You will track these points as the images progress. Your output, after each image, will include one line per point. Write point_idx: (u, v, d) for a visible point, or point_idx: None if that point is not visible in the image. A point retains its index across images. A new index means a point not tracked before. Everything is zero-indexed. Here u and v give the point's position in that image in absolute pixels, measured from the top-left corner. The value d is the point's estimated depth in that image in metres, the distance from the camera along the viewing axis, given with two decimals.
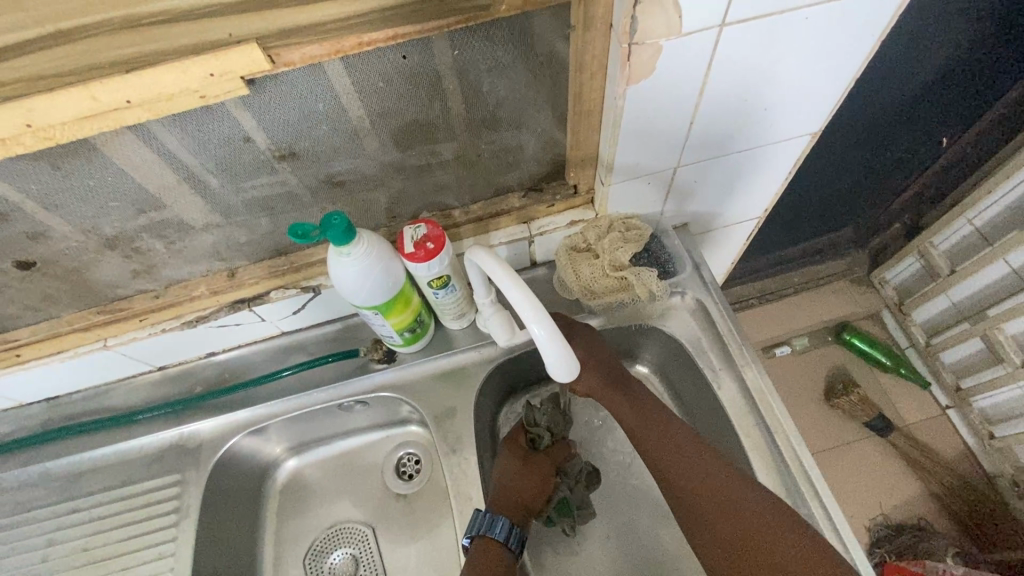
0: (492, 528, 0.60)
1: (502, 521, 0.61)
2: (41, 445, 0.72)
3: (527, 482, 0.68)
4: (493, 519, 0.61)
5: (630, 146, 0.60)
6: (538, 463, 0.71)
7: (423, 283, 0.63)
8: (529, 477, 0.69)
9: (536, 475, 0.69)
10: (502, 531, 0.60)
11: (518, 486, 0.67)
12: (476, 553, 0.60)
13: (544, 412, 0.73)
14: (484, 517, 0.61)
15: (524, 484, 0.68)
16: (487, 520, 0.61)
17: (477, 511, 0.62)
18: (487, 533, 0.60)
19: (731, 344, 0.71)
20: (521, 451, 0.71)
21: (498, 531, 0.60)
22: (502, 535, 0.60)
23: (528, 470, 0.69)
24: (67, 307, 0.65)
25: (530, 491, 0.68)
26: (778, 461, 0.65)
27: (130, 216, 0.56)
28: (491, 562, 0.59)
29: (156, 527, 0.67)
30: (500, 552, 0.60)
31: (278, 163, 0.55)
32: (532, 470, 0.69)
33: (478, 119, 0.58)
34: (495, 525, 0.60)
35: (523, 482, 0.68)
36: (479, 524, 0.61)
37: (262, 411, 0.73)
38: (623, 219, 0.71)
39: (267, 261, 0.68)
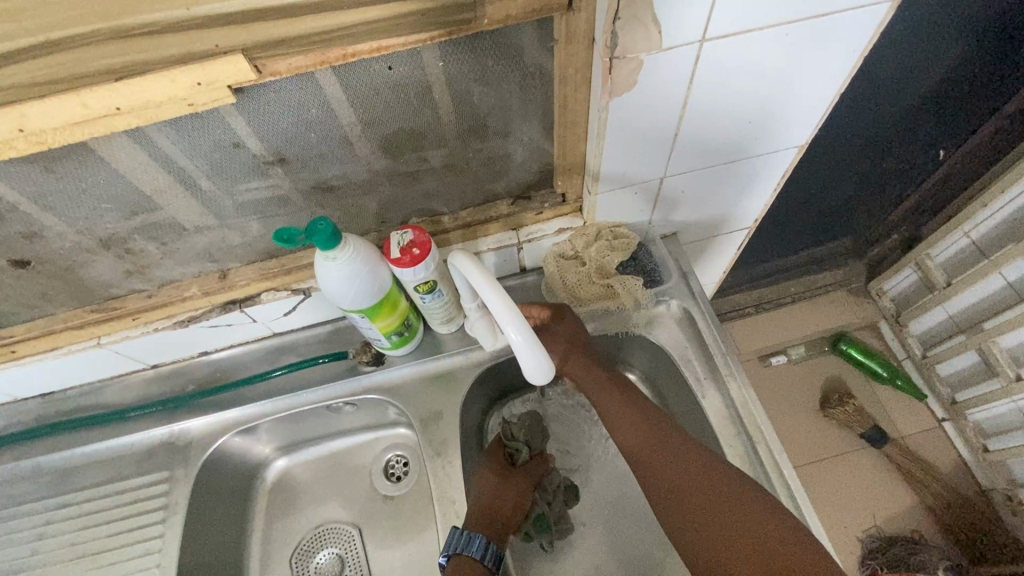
0: (469, 546, 0.62)
1: (479, 539, 0.62)
2: (35, 440, 0.73)
3: (504, 497, 0.69)
4: (471, 537, 0.62)
5: (614, 157, 0.61)
6: (516, 478, 0.72)
7: (409, 288, 0.64)
8: (506, 491, 0.69)
9: (512, 489, 0.70)
10: (479, 549, 0.62)
11: (494, 501, 0.68)
12: (452, 571, 0.61)
13: (521, 426, 0.74)
14: (461, 535, 0.62)
15: (501, 499, 0.68)
16: (464, 538, 0.62)
17: (454, 529, 0.64)
18: (464, 551, 0.61)
19: (716, 353, 0.72)
20: (500, 465, 0.72)
21: (475, 548, 0.62)
22: (479, 552, 0.62)
23: (505, 484, 0.70)
24: (62, 305, 0.66)
25: (507, 504, 0.69)
26: (759, 471, 0.65)
27: (123, 217, 0.57)
28: None
29: (145, 523, 0.68)
30: (475, 569, 0.61)
31: (268, 168, 0.57)
32: (508, 484, 0.70)
33: (465, 127, 0.59)
34: (472, 542, 0.62)
35: (499, 497, 0.68)
36: (457, 541, 0.62)
37: (252, 411, 0.74)
38: (611, 229, 0.73)
39: (258, 263, 0.69)
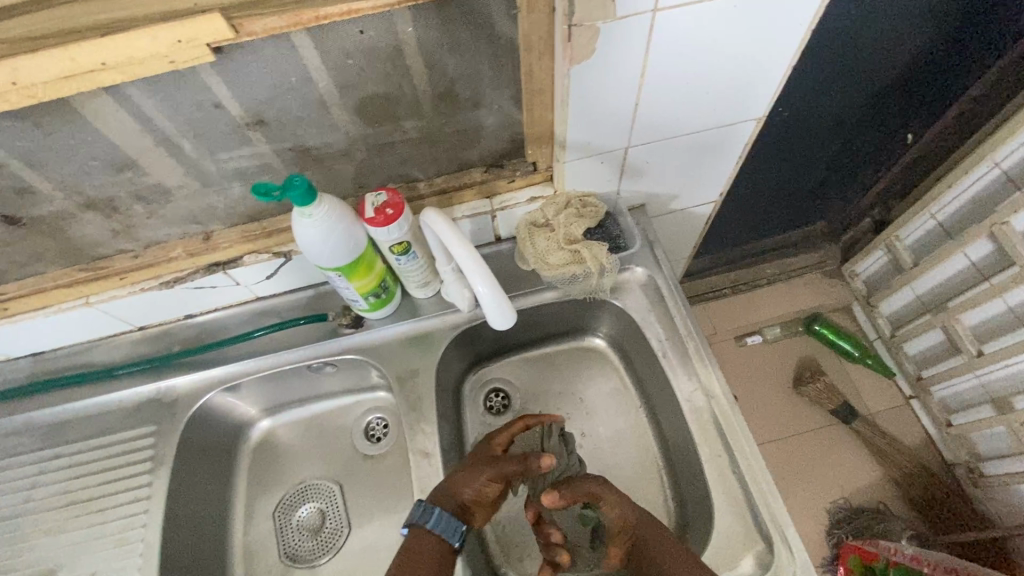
0: (428, 519, 0.60)
1: (442, 518, 0.60)
2: (28, 396, 0.76)
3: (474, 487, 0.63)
4: (429, 510, 0.60)
5: (579, 125, 0.65)
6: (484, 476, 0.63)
7: (385, 248, 0.67)
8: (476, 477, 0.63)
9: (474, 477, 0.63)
10: (439, 526, 0.60)
11: (462, 484, 0.63)
12: (410, 543, 0.60)
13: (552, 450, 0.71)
14: (421, 507, 0.61)
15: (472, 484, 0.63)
16: (426, 510, 0.60)
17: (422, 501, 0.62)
18: (420, 523, 0.60)
19: (677, 317, 0.76)
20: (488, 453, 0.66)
21: (432, 524, 0.60)
22: (437, 528, 0.60)
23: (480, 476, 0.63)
24: (53, 263, 0.69)
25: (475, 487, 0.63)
26: (713, 424, 0.69)
27: (110, 175, 0.60)
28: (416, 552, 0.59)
29: (133, 473, 0.71)
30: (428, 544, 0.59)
31: (249, 131, 0.60)
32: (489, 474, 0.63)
33: (437, 94, 0.62)
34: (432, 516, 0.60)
35: (471, 482, 0.63)
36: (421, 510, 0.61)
37: (236, 369, 0.77)
38: (580, 198, 0.76)
39: (241, 225, 0.72)
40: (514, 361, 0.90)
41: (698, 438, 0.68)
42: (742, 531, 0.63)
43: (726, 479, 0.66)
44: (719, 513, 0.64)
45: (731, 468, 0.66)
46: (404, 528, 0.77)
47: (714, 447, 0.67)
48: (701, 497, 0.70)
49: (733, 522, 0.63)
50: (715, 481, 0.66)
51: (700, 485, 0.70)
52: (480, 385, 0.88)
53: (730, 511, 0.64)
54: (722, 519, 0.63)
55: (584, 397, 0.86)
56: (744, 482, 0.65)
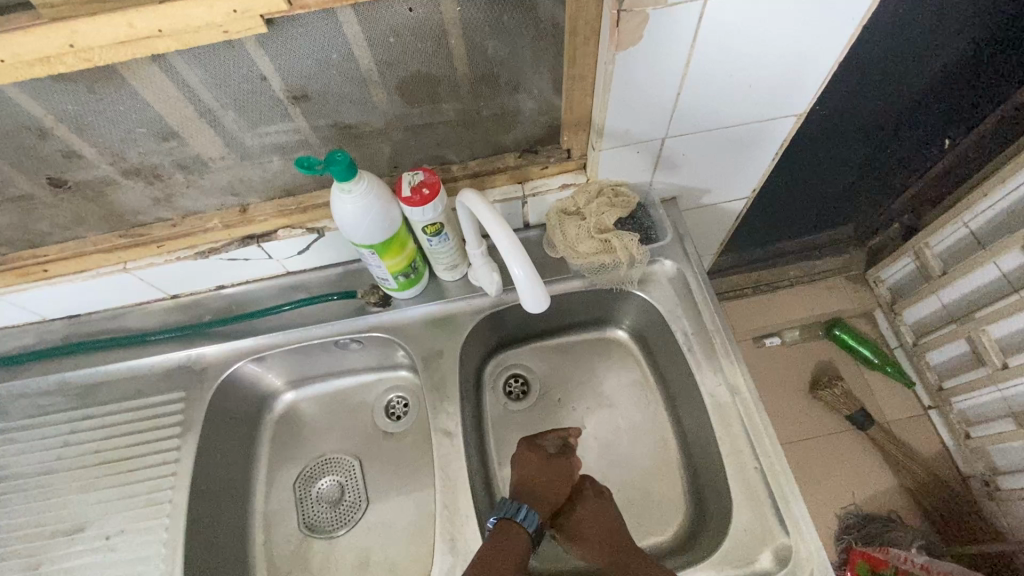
0: (523, 515, 0.63)
1: (535, 517, 0.64)
2: (63, 356, 0.78)
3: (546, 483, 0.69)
4: (522, 507, 0.64)
5: (619, 114, 0.64)
6: (554, 480, 0.70)
7: (418, 229, 0.67)
8: (549, 479, 0.70)
9: (545, 480, 0.70)
10: (529, 521, 0.63)
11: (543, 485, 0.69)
12: (499, 535, 0.62)
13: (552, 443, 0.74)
14: (510, 503, 0.65)
15: (547, 487, 0.69)
16: (518, 507, 0.64)
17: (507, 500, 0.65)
18: (512, 517, 0.63)
19: (705, 312, 0.75)
20: (542, 453, 0.72)
21: (523, 518, 0.63)
22: (528, 524, 0.63)
23: (553, 478, 0.70)
24: (94, 228, 0.71)
25: (548, 488, 0.69)
26: (737, 420, 0.69)
27: (154, 143, 0.61)
28: (511, 544, 0.61)
29: (162, 436, 0.73)
30: (517, 537, 0.62)
31: (292, 105, 0.60)
32: (557, 474, 0.70)
33: (478, 75, 0.62)
34: (523, 512, 0.64)
35: (545, 484, 0.69)
36: (509, 507, 0.65)
37: (264, 342, 0.79)
38: (612, 187, 0.75)
39: (277, 199, 0.72)
40: (535, 348, 0.91)
41: (721, 433, 0.68)
42: (761, 527, 0.62)
43: (747, 475, 0.65)
44: (737, 507, 0.64)
45: (752, 463, 0.66)
46: (422, 506, 0.79)
47: (736, 443, 0.67)
48: (719, 492, 0.70)
49: (752, 517, 0.63)
50: (736, 477, 0.66)
51: (719, 480, 0.70)
52: (501, 370, 0.89)
53: (750, 506, 0.64)
54: (741, 514, 0.63)
55: (604, 389, 0.87)
56: (765, 478, 0.65)
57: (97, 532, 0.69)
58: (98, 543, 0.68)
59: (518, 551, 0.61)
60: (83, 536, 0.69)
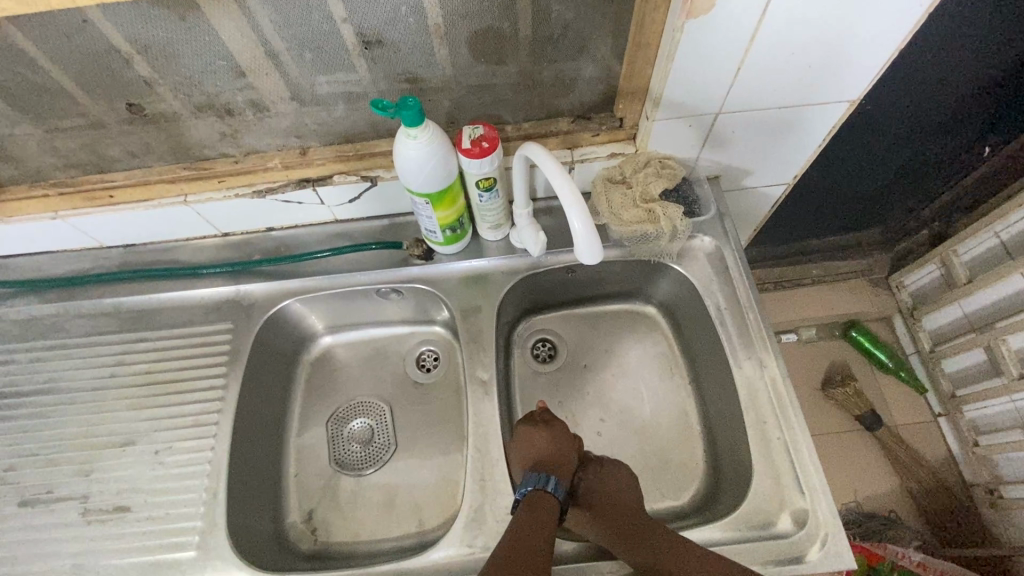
0: (552, 486, 0.66)
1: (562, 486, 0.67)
2: (118, 281, 0.81)
3: (560, 452, 0.71)
4: (549, 478, 0.67)
5: (678, 85, 0.65)
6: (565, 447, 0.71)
7: (471, 183, 0.69)
8: (559, 447, 0.71)
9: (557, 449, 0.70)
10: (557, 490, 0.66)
11: (557, 454, 0.70)
12: (530, 506, 0.64)
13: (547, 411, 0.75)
14: (538, 475, 0.67)
15: (561, 455, 0.70)
16: (546, 479, 0.66)
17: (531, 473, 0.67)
18: (542, 488, 0.66)
19: (739, 288, 0.77)
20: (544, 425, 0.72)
21: (553, 488, 0.66)
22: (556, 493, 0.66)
23: (564, 445, 0.71)
24: (161, 158, 0.74)
25: (560, 457, 0.70)
26: (763, 394, 0.71)
27: (231, 77, 0.63)
28: (542, 513, 0.64)
29: (211, 363, 0.76)
30: (550, 506, 0.65)
31: (365, 50, 0.62)
32: (563, 442, 0.72)
33: (545, 35, 0.63)
34: (552, 483, 0.66)
35: (557, 453, 0.70)
36: (538, 478, 0.67)
37: (311, 284, 0.82)
38: (660, 159, 0.77)
39: (335, 145, 0.75)
40: (565, 315, 0.93)
41: (746, 405, 0.70)
42: (778, 493, 0.65)
43: (769, 445, 0.68)
44: (757, 473, 0.66)
45: (775, 434, 0.68)
46: (448, 452, 0.82)
47: (761, 415, 0.70)
48: (738, 462, 0.73)
49: (770, 483, 0.66)
50: (758, 446, 0.68)
51: (739, 450, 0.73)
52: (531, 332, 0.92)
53: (769, 473, 0.66)
54: (761, 479, 0.66)
55: (630, 359, 0.89)
56: (786, 449, 0.67)
57: (147, 447, 0.72)
58: (147, 457, 0.71)
59: (548, 518, 0.64)
60: (133, 449, 0.72)
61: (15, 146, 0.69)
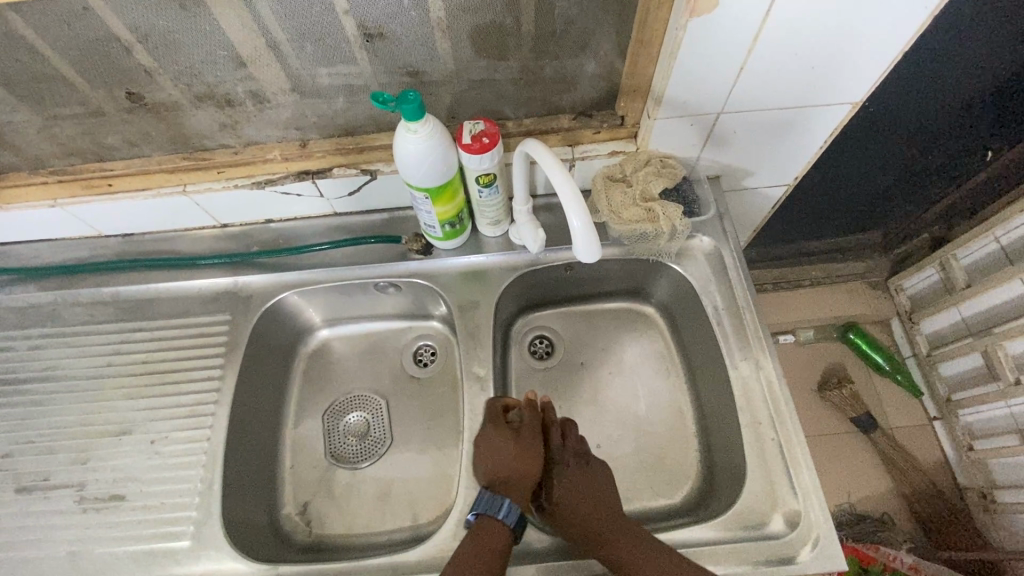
0: (504, 511, 0.64)
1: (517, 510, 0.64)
2: (116, 270, 0.81)
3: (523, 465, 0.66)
4: (501, 503, 0.64)
5: (680, 83, 0.65)
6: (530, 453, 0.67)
7: (471, 178, 0.69)
8: (522, 460, 0.66)
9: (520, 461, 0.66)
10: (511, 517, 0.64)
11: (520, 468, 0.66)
12: (480, 532, 0.63)
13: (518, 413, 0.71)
14: (490, 500, 0.64)
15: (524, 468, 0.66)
16: (498, 504, 0.64)
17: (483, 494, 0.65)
18: (494, 514, 0.63)
19: (737, 289, 0.77)
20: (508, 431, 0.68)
21: (504, 513, 0.64)
22: (509, 518, 0.63)
23: (529, 456, 0.66)
24: (160, 148, 0.73)
25: (526, 471, 0.66)
26: (758, 395, 0.71)
27: (231, 68, 0.63)
28: (495, 541, 0.62)
29: (207, 354, 0.76)
30: (503, 532, 0.63)
31: (366, 43, 0.62)
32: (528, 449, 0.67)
33: (548, 31, 0.63)
34: (505, 508, 0.64)
35: (518, 468, 0.66)
36: (489, 503, 0.64)
37: (309, 277, 0.82)
38: (660, 158, 0.76)
39: (335, 137, 0.74)
40: (562, 312, 0.93)
41: (742, 405, 0.70)
42: (771, 493, 0.65)
43: (763, 445, 0.68)
44: (751, 473, 0.66)
45: (770, 435, 0.68)
46: (444, 446, 0.82)
47: (756, 415, 0.70)
48: (732, 462, 0.73)
49: (764, 483, 0.66)
50: (752, 447, 0.68)
51: (733, 450, 0.73)
52: (528, 329, 0.92)
53: (762, 473, 0.66)
54: (754, 479, 0.66)
55: (627, 357, 0.89)
56: (781, 449, 0.67)
57: (143, 437, 0.72)
58: (143, 446, 0.71)
59: (500, 544, 0.62)
60: (129, 438, 0.72)
61: (14, 133, 0.69)
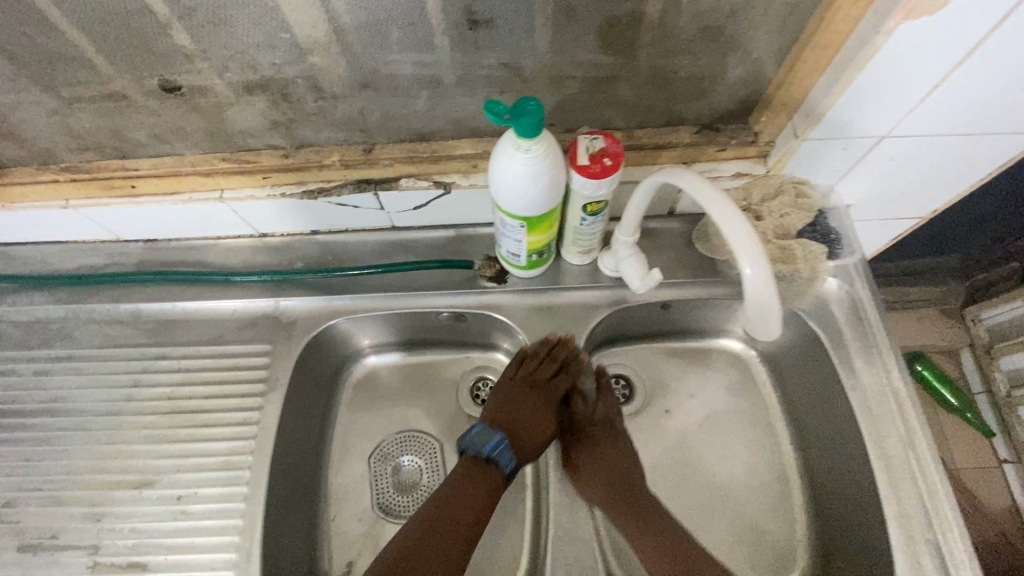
0: (495, 451, 0.63)
1: (507, 456, 0.63)
2: (138, 284, 0.69)
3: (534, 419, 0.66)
4: (494, 449, 0.63)
5: (853, 101, 0.51)
6: (555, 391, 0.68)
7: (576, 206, 0.56)
8: (532, 415, 0.66)
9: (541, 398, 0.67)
10: (500, 457, 0.63)
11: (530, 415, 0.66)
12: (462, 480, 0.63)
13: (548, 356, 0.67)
14: (481, 435, 0.64)
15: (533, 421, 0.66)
16: (490, 446, 0.63)
17: (478, 436, 0.64)
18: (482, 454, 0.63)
19: (878, 346, 0.65)
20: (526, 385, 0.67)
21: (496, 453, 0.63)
22: (500, 464, 0.63)
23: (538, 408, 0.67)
24: (196, 145, 0.60)
25: (538, 419, 0.66)
26: (906, 481, 0.59)
27: (296, 55, 0.50)
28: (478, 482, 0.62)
29: (244, 391, 0.65)
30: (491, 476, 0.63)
31: (470, 32, 0.48)
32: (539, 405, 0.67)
33: (700, 26, 0.49)
34: (496, 451, 0.63)
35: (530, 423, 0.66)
36: (489, 441, 0.63)
37: (363, 303, 0.69)
38: (795, 184, 0.63)
39: (407, 143, 0.62)
40: (643, 350, 0.81)
41: (887, 493, 0.59)
42: None
43: (915, 546, 0.57)
44: None
45: (924, 533, 0.57)
46: (506, 506, 0.70)
47: (904, 507, 0.58)
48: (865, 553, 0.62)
49: None
50: (902, 545, 0.57)
51: (867, 539, 0.62)
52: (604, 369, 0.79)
53: None
54: None
55: (719, 408, 0.77)
56: (938, 552, 0.56)
57: (167, 491, 0.61)
58: (167, 503, 0.60)
59: (483, 500, 0.61)
60: (151, 492, 0.61)
61: (20, 122, 0.56)
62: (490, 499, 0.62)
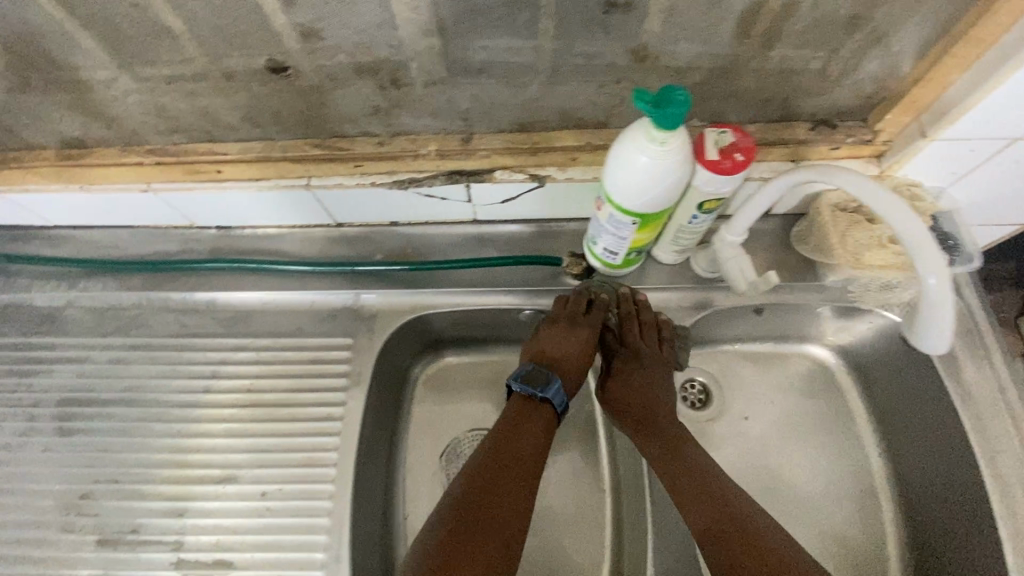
0: (546, 392, 0.59)
1: (559, 393, 0.60)
2: (215, 273, 0.67)
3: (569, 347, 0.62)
4: (537, 387, 0.59)
5: (998, 100, 0.48)
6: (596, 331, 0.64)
7: (691, 203, 0.53)
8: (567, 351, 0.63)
9: (584, 339, 0.63)
10: (552, 397, 0.59)
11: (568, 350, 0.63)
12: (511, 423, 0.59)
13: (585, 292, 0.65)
14: (529, 377, 0.60)
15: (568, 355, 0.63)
16: (538, 387, 0.59)
17: (519, 377, 0.61)
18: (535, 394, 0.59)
19: (987, 353, 0.64)
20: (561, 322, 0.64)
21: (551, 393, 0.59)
22: (552, 401, 0.59)
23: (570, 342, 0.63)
24: (289, 130, 0.58)
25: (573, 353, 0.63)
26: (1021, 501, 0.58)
27: (416, 37, 0.47)
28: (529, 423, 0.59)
29: (326, 386, 0.63)
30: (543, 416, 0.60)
31: (603, 16, 0.46)
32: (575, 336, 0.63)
33: (847, 16, 0.46)
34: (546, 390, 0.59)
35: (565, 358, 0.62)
36: (529, 379, 0.60)
37: (446, 298, 0.67)
38: (909, 186, 0.60)
39: (507, 134, 0.59)
40: (721, 354, 0.76)
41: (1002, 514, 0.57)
42: None
43: None
44: None
45: None
46: (587, 514, 0.66)
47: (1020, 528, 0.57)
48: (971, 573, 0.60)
49: None
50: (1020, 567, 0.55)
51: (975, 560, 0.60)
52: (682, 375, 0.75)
53: None
54: None
55: (803, 417, 0.74)
56: None
57: (250, 487, 0.59)
58: (250, 499, 0.58)
59: (534, 441, 0.58)
60: (233, 488, 0.59)
61: (114, 101, 0.54)
62: (539, 441, 0.58)
